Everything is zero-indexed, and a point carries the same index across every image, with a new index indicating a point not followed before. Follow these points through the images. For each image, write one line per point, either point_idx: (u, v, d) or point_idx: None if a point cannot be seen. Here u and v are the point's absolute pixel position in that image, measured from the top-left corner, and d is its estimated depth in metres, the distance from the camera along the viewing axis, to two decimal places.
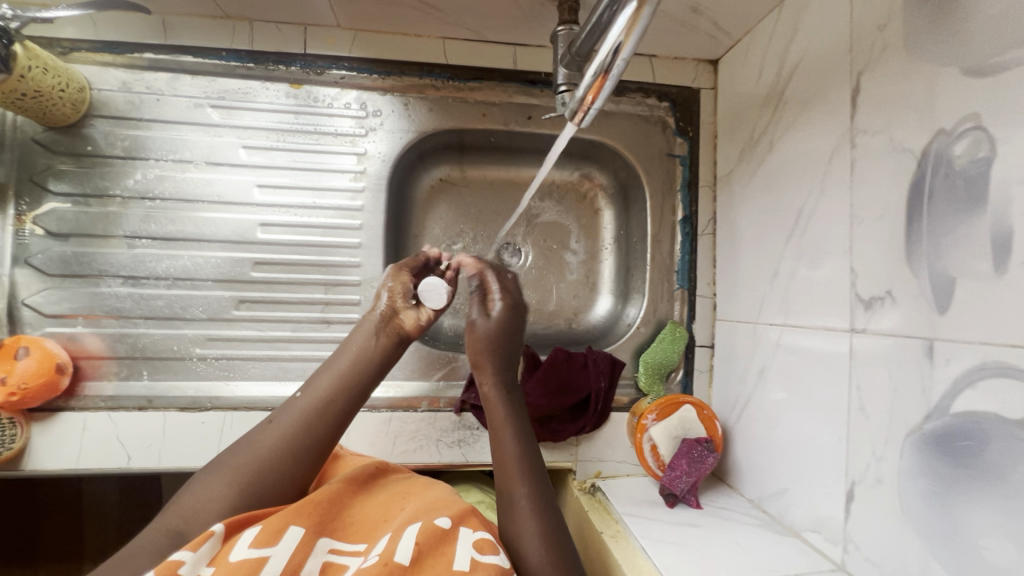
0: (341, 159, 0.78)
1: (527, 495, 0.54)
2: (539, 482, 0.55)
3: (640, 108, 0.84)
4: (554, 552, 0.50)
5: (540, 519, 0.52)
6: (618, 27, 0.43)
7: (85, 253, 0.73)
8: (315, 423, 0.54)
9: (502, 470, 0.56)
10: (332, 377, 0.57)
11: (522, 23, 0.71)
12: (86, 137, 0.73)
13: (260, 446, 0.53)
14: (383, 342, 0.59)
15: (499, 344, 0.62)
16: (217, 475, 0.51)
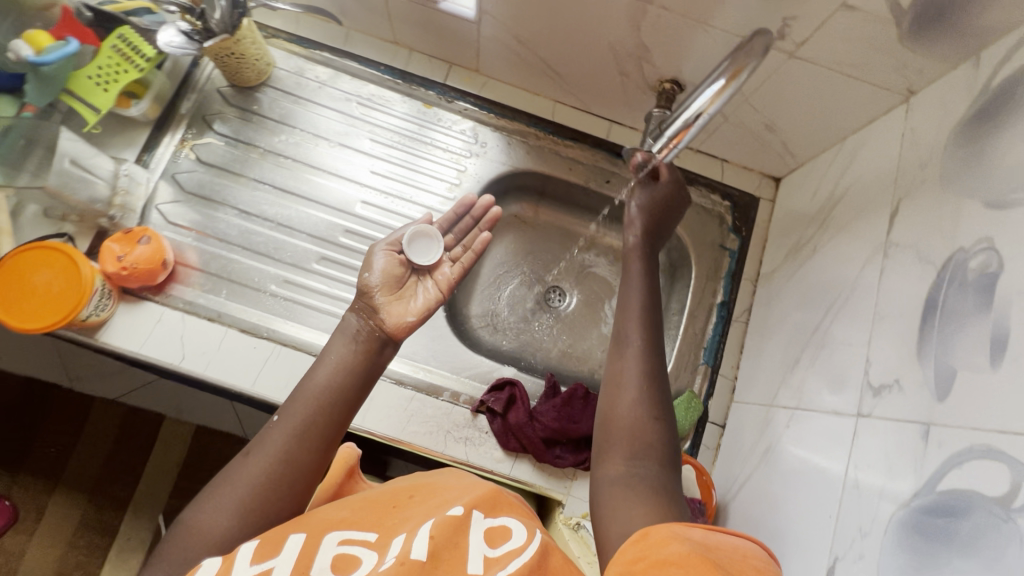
0: (443, 170, 0.91)
1: (641, 346, 0.60)
2: (654, 339, 0.62)
3: (705, 201, 0.93)
4: (647, 397, 0.57)
5: (641, 362, 0.59)
6: (705, 95, 0.56)
7: (217, 183, 0.87)
8: (304, 451, 0.56)
9: (626, 319, 0.63)
10: (314, 402, 0.58)
11: (625, 105, 0.86)
12: (256, 99, 0.90)
13: (247, 480, 0.53)
14: (363, 351, 0.63)
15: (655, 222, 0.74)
16: (214, 506, 0.52)
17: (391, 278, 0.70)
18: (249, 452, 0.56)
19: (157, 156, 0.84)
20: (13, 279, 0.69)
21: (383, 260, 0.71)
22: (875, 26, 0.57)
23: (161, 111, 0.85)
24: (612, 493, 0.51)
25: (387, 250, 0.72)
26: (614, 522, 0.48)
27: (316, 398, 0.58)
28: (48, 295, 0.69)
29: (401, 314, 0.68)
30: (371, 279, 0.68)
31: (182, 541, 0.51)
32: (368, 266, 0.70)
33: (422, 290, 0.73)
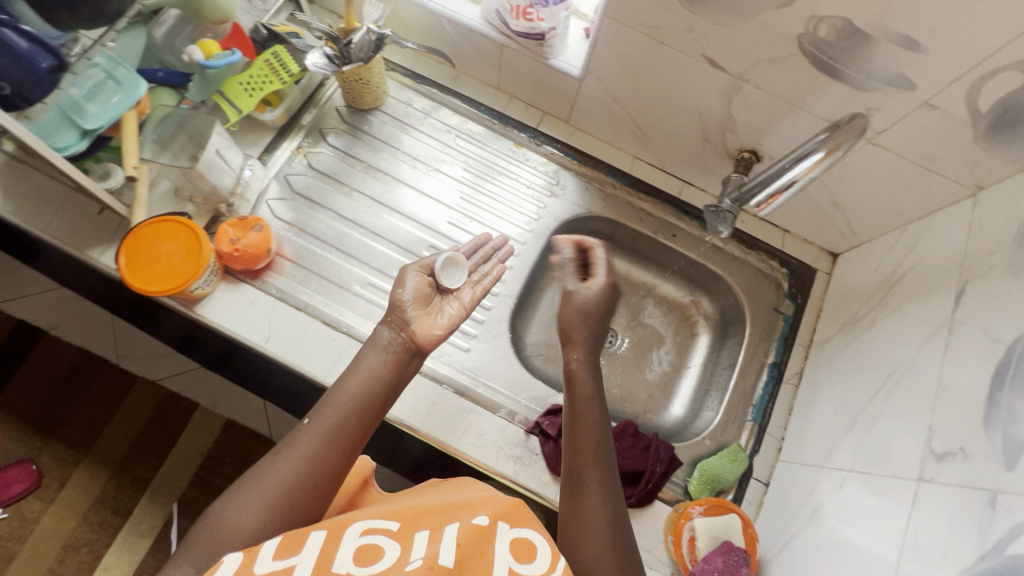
0: (525, 205, 0.99)
1: (599, 495, 0.59)
2: (613, 484, 0.61)
3: (764, 265, 0.99)
4: (615, 543, 0.56)
5: (605, 502, 0.59)
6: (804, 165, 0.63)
7: (322, 187, 0.95)
8: (328, 455, 0.58)
9: (581, 464, 0.62)
10: (342, 409, 0.61)
11: (700, 167, 0.93)
12: (367, 121, 1.00)
13: (276, 479, 0.55)
14: (393, 361, 0.66)
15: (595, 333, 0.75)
16: (243, 501, 0.54)
17: (421, 296, 0.73)
18: (275, 455, 0.58)
19: (275, 158, 0.94)
20: (142, 247, 0.77)
21: (413, 279, 0.74)
22: (952, 125, 0.64)
23: (286, 119, 0.95)
24: None
25: (419, 272, 0.75)
26: None
27: (347, 404, 0.61)
28: (169, 262, 0.77)
29: (429, 326, 0.72)
30: (404, 297, 0.72)
31: (213, 532, 0.53)
32: (399, 283, 0.73)
33: (450, 306, 0.76)
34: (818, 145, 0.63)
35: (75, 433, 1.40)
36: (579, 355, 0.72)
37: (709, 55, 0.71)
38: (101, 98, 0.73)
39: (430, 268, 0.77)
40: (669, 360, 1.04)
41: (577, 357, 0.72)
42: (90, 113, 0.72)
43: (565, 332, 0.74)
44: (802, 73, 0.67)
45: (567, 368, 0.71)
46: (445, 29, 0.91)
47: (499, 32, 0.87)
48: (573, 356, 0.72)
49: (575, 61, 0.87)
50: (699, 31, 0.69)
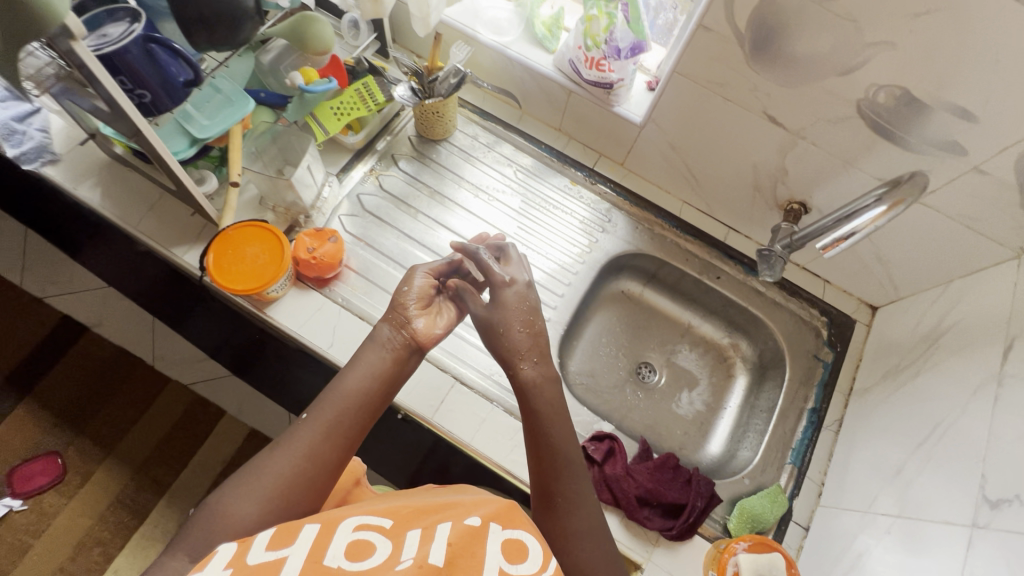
0: (577, 238, 1.04)
1: (565, 507, 0.63)
2: (579, 495, 0.64)
3: (804, 312, 1.02)
4: (595, 553, 0.60)
5: (581, 514, 0.63)
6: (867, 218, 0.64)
7: (390, 208, 1.01)
8: (326, 450, 0.61)
9: (544, 477, 0.65)
10: (341, 405, 0.64)
11: (748, 215, 0.99)
12: (436, 150, 1.08)
13: (273, 473, 0.58)
14: (394, 358, 0.69)
15: (530, 335, 0.73)
16: (242, 492, 0.57)
17: (424, 297, 0.75)
18: (274, 448, 0.61)
19: (350, 178, 1.01)
20: (228, 249, 0.83)
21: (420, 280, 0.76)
22: (1000, 190, 0.69)
23: (364, 143, 1.02)
24: None
25: (426, 275, 0.77)
26: None
27: (348, 401, 0.64)
28: (252, 265, 0.82)
29: (430, 324, 0.74)
30: (407, 297, 0.74)
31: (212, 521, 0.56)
32: (406, 282, 0.75)
33: (449, 308, 0.77)
34: (883, 198, 0.64)
35: (103, 429, 1.42)
36: (531, 365, 0.71)
37: (770, 112, 0.78)
38: (215, 113, 0.80)
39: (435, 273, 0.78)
40: (703, 399, 1.07)
41: (529, 365, 0.71)
42: (204, 125, 0.79)
43: (502, 355, 0.73)
44: (858, 134, 0.73)
45: (516, 382, 0.71)
46: (518, 74, 1.00)
47: (570, 79, 0.95)
48: (525, 366, 0.71)
49: (638, 110, 0.94)
50: (763, 90, 0.75)
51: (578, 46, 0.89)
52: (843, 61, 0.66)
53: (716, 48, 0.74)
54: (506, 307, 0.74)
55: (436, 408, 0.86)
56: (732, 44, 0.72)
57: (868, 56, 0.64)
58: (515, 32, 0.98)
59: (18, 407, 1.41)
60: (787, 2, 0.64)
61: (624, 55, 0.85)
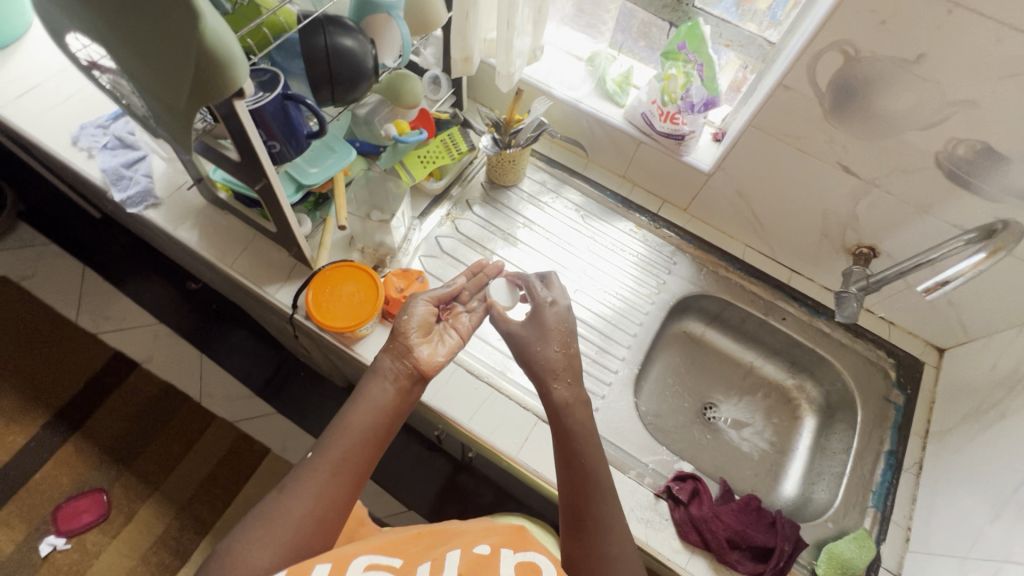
0: (643, 281, 1.07)
1: (595, 530, 0.67)
2: (610, 517, 0.68)
3: (870, 353, 1.03)
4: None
5: (609, 538, 0.66)
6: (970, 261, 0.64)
7: (466, 250, 1.06)
8: (336, 488, 0.63)
9: (575, 501, 0.69)
10: (348, 441, 0.66)
11: (812, 257, 1.02)
12: (507, 195, 1.12)
13: (286, 517, 0.60)
14: (398, 390, 0.72)
15: (564, 355, 0.78)
16: (258, 539, 0.58)
17: (424, 325, 0.77)
18: (284, 491, 0.63)
19: (429, 221, 1.06)
20: (326, 287, 0.87)
21: (420, 308, 0.79)
22: None
23: (442, 190, 1.08)
24: None
25: (427, 302, 0.80)
26: None
27: (356, 439, 0.67)
28: (348, 302, 0.86)
29: (431, 352, 0.76)
30: (409, 324, 0.76)
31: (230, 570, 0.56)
32: (407, 311, 0.78)
33: (450, 335, 0.79)
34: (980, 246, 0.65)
35: (151, 466, 1.41)
36: (564, 385, 0.75)
37: (845, 162, 0.82)
38: (317, 160, 0.87)
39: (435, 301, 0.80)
40: (768, 439, 1.07)
41: (563, 387, 0.76)
42: (309, 172, 0.86)
43: (537, 371, 0.77)
44: (933, 183, 0.77)
45: (549, 402, 0.75)
46: (588, 125, 1.06)
47: (639, 130, 1.01)
48: (558, 386, 0.76)
49: (705, 159, 1.00)
50: (839, 142, 0.80)
51: (651, 101, 0.95)
52: (924, 116, 0.71)
53: (795, 103, 0.79)
54: (545, 324, 0.79)
55: (520, 445, 0.87)
56: (812, 101, 0.77)
57: (949, 113, 0.69)
58: (586, 88, 1.05)
59: (68, 442, 1.41)
60: (871, 64, 0.69)
61: (697, 109, 0.91)
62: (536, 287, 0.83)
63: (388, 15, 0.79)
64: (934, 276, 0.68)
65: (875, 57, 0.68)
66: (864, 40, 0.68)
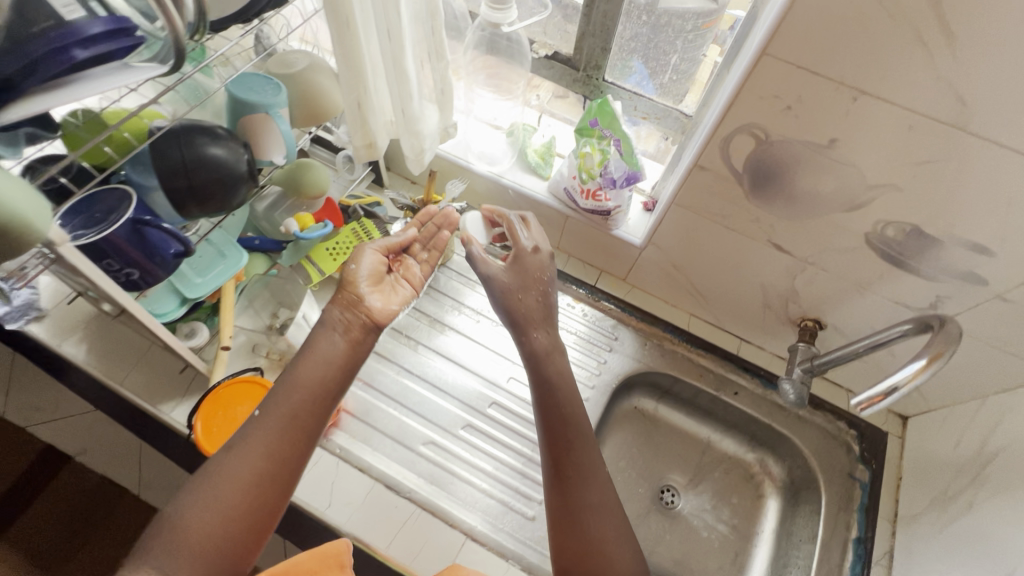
0: (584, 361, 1.00)
1: (574, 479, 0.61)
2: (591, 465, 0.62)
3: (830, 425, 0.96)
4: (611, 527, 0.59)
5: (590, 488, 0.61)
6: (905, 372, 0.55)
7: (389, 342, 0.96)
8: (286, 447, 0.58)
9: (554, 451, 0.64)
10: (299, 397, 0.61)
11: (759, 327, 0.96)
12: (433, 275, 1.05)
13: (234, 475, 0.55)
14: (350, 342, 0.66)
15: (542, 303, 0.74)
16: (204, 501, 0.53)
17: (375, 275, 0.72)
18: (231, 450, 0.57)
19: None
20: (219, 409, 0.78)
21: (368, 258, 0.73)
22: None
23: None
24: None
25: (376, 250, 0.74)
26: None
27: (307, 396, 0.61)
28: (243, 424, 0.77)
29: (384, 302, 0.71)
30: (357, 272, 0.70)
31: (171, 534, 0.51)
32: (354, 260, 0.72)
33: (403, 287, 0.75)
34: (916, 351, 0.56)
35: None
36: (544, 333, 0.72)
37: (775, 241, 0.76)
38: (206, 269, 0.79)
39: (386, 249, 0.75)
40: (729, 522, 0.98)
41: (543, 334, 0.73)
42: (195, 283, 0.78)
43: (514, 323, 0.73)
44: (868, 262, 0.71)
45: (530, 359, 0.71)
46: (513, 200, 0.99)
47: (565, 205, 0.95)
48: (537, 334, 0.72)
49: (637, 232, 0.93)
50: (766, 222, 0.74)
51: (572, 177, 0.89)
52: (847, 199, 0.65)
53: (714, 184, 0.73)
54: (526, 272, 0.74)
55: None
56: (731, 181, 0.71)
57: (873, 196, 0.63)
58: (508, 160, 0.99)
59: None
60: (784, 147, 0.63)
61: (620, 184, 0.85)
62: (514, 226, 0.77)
63: (267, 115, 0.72)
64: (869, 387, 0.59)
65: (787, 141, 0.63)
66: (772, 125, 0.62)
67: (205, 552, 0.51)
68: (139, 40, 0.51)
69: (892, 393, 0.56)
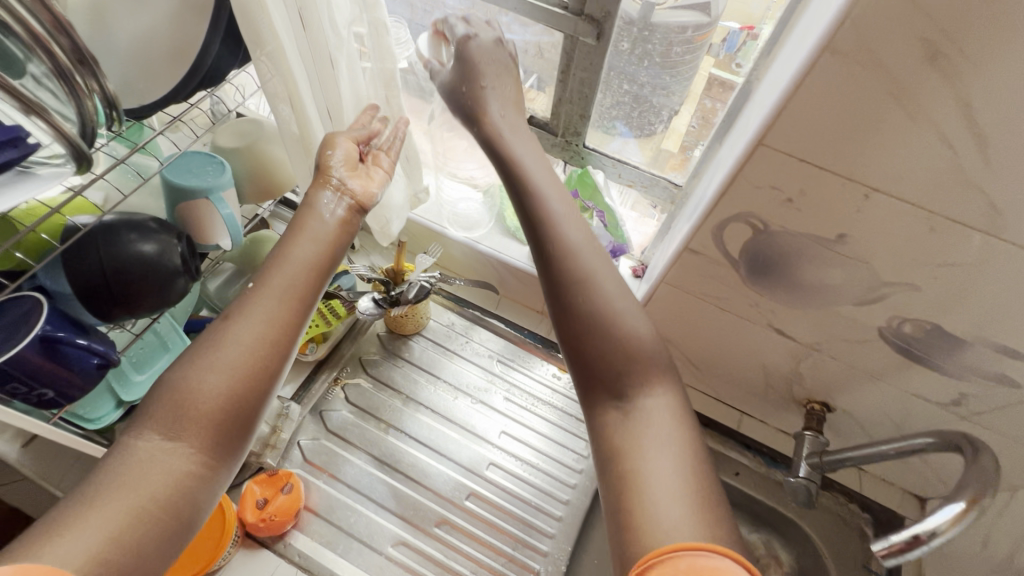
0: (572, 440, 0.90)
1: (564, 249, 0.54)
2: (580, 236, 0.55)
3: (840, 507, 0.88)
4: (620, 299, 0.52)
5: (592, 260, 0.54)
6: (940, 516, 0.46)
7: (358, 425, 0.88)
8: (289, 313, 0.52)
9: (539, 229, 0.55)
10: (290, 273, 0.54)
11: (761, 403, 0.88)
12: (408, 346, 0.97)
13: (234, 343, 0.49)
14: (343, 221, 0.60)
15: (505, 101, 0.65)
16: (209, 361, 0.47)
17: (352, 161, 0.62)
18: (228, 317, 0.51)
19: (312, 392, 0.89)
20: None
21: (342, 144, 0.62)
22: None
23: (328, 352, 0.92)
24: (626, 431, 0.47)
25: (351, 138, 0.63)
26: (645, 465, 0.45)
27: (303, 264, 0.55)
28: None
29: (365, 184, 0.63)
30: (333, 159, 0.60)
31: (172, 402, 0.45)
32: (326, 145, 0.61)
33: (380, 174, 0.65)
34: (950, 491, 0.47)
35: None
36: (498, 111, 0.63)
37: (776, 325, 0.69)
38: (146, 363, 0.71)
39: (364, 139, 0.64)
40: None
41: (495, 116, 0.63)
42: (135, 381, 0.70)
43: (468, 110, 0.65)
44: (881, 355, 0.64)
45: (506, 154, 0.60)
46: (491, 266, 0.92)
47: None
48: (493, 119, 0.63)
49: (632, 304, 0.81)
50: (766, 307, 0.67)
51: None
52: (858, 293, 0.57)
53: (706, 267, 0.66)
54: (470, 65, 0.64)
55: None
56: (726, 267, 0.64)
57: (887, 292, 0.55)
58: (486, 224, 0.92)
59: None
60: (785, 238, 0.56)
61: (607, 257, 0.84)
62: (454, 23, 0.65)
63: (208, 201, 0.64)
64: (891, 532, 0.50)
65: (788, 233, 0.55)
66: (772, 216, 0.54)
67: (214, 417, 0.46)
68: (28, 150, 0.43)
69: (922, 541, 0.47)
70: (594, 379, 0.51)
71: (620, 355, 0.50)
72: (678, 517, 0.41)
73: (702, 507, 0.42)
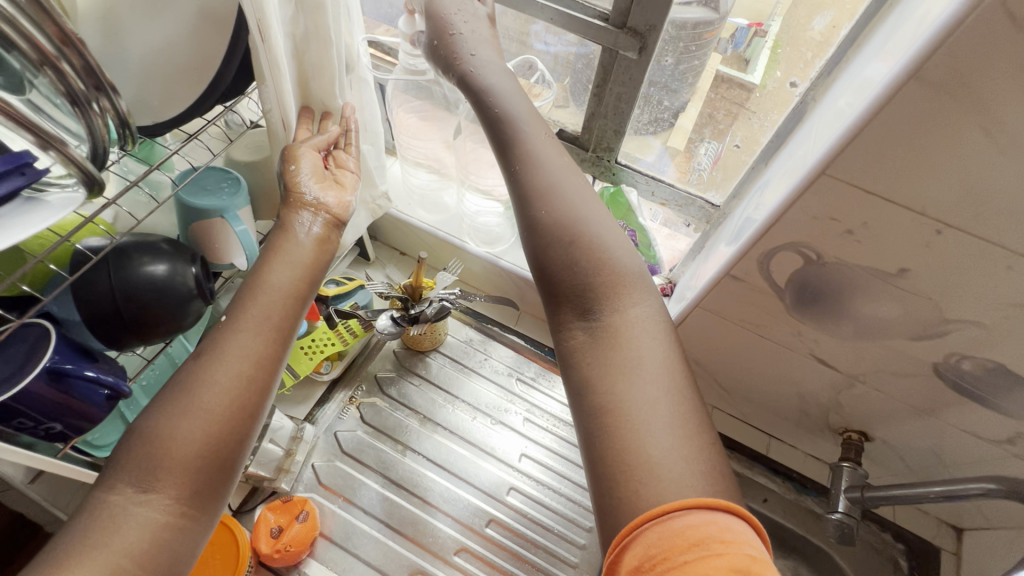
0: None
1: (529, 160, 0.50)
2: (547, 147, 0.51)
3: (875, 538, 0.84)
4: (590, 211, 0.48)
5: (560, 171, 0.50)
6: None
7: (372, 445, 0.85)
8: (266, 347, 0.49)
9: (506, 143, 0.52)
10: (265, 301, 0.51)
11: (792, 428, 0.85)
12: (426, 363, 0.94)
13: (209, 384, 0.45)
14: (319, 240, 0.57)
15: (489, 42, 0.58)
16: (184, 409, 0.44)
17: (318, 172, 0.59)
18: (201, 356, 0.47)
19: (326, 413, 0.87)
20: None
21: (307, 157, 0.59)
22: None
23: (343, 370, 0.90)
24: (595, 356, 0.43)
25: (313, 147, 0.59)
26: (624, 399, 0.40)
27: (280, 292, 0.52)
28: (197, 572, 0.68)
29: (336, 192, 0.60)
30: (299, 174, 0.57)
31: (145, 450, 0.42)
32: (289, 160, 0.58)
33: (349, 174, 0.63)
34: None
35: None
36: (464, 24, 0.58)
37: (818, 354, 0.65)
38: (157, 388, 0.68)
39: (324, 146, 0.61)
40: None
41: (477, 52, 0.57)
42: None
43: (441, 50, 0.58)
44: (931, 389, 0.60)
45: (481, 84, 0.55)
46: (512, 281, 0.89)
47: None
48: (466, 46, 0.57)
49: None
50: (808, 336, 0.63)
51: None
52: (914, 328, 0.54)
53: (746, 294, 0.62)
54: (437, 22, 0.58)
55: None
56: (769, 295, 0.60)
57: (948, 329, 0.52)
58: (507, 239, 0.89)
59: None
60: (838, 270, 0.53)
61: None
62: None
63: (222, 220, 0.61)
64: None
65: (844, 265, 0.52)
66: (826, 246, 0.51)
67: (193, 464, 0.42)
68: (35, 176, 0.39)
69: None
70: (559, 294, 0.47)
71: (590, 270, 0.46)
72: (670, 446, 0.38)
73: (698, 445, 0.39)
